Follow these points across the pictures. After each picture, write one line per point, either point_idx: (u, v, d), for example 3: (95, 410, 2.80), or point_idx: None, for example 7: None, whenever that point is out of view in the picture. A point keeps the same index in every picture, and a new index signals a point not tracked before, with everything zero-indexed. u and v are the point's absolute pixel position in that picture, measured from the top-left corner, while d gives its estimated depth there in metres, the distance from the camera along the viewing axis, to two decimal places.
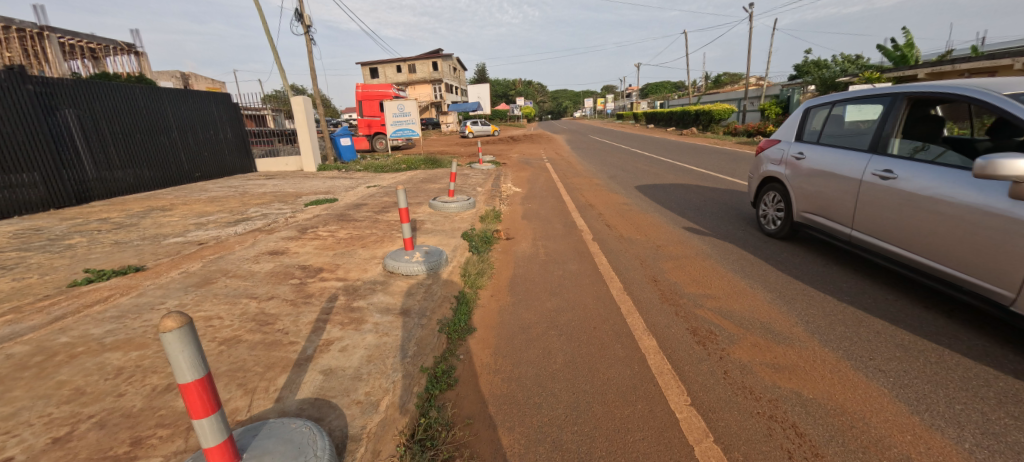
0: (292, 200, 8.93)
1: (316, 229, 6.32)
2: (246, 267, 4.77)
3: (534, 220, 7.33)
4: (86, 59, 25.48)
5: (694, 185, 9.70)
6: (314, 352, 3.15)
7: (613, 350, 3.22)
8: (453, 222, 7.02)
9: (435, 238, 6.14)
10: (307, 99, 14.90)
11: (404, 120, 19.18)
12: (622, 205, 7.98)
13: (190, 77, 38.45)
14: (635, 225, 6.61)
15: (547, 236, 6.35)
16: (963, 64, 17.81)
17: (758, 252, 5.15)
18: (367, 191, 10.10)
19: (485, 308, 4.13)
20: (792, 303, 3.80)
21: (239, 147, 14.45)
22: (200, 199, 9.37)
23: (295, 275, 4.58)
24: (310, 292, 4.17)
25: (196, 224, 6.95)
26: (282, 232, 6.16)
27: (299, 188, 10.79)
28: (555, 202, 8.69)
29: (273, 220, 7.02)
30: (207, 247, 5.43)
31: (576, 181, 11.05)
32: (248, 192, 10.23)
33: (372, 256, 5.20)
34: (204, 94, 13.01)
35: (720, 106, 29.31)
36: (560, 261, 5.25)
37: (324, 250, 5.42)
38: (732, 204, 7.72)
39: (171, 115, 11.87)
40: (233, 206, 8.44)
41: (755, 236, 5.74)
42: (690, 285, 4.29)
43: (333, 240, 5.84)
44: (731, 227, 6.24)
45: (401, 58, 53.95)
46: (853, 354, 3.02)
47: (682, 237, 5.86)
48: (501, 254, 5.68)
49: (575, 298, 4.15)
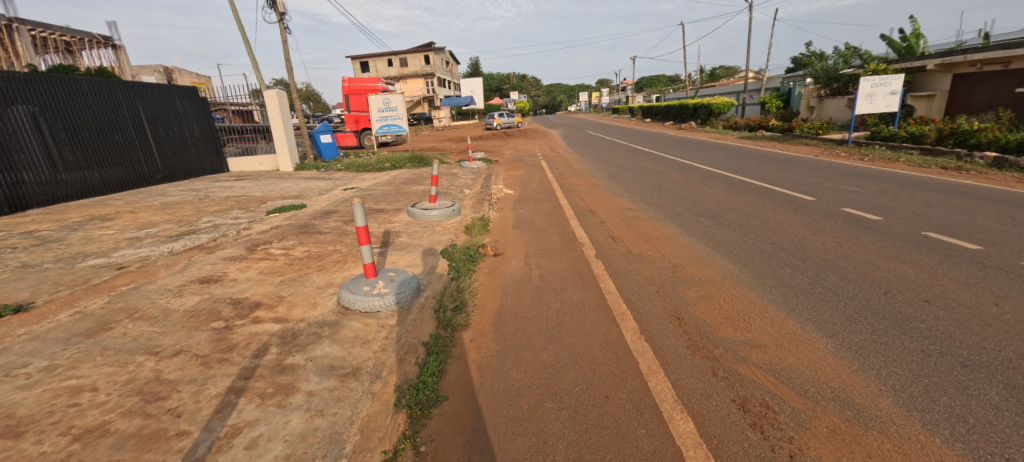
0: (255, 206, 7.93)
1: (268, 246, 5.33)
2: (161, 303, 3.77)
3: (527, 230, 6.38)
4: (60, 53, 24.21)
5: (703, 186, 8.79)
6: (207, 454, 2.18)
7: (636, 442, 2.29)
8: (433, 234, 6.06)
9: (408, 257, 5.16)
10: (282, 93, 13.78)
11: (390, 116, 18.10)
12: (627, 211, 7.04)
13: (174, 72, 37.10)
14: (644, 237, 5.68)
15: (541, 251, 5.39)
16: (975, 55, 17.05)
17: (798, 275, 4.24)
18: (342, 194, 9.10)
19: (462, 361, 3.17)
20: (865, 357, 2.88)
21: (207, 145, 13.32)
22: (153, 206, 8.34)
23: (221, 315, 3.59)
24: (233, 342, 3.19)
25: (130, 239, 5.94)
26: (226, 250, 5.18)
27: (268, 191, 9.75)
28: (550, 206, 7.75)
29: (222, 233, 6.02)
30: (126, 273, 4.44)
31: (574, 182, 10.06)
32: (209, 197, 9.20)
33: (327, 284, 4.20)
34: (166, 88, 11.86)
35: (719, 100, 28.37)
36: (558, 286, 4.32)
37: (270, 276, 4.42)
38: (751, 209, 6.81)
39: (126, 111, 10.71)
40: (185, 215, 7.41)
41: (789, 252, 4.82)
42: (725, 325, 3.38)
43: (286, 261, 4.85)
44: (757, 240, 5.33)
45: (392, 51, 52.51)
46: (981, 453, 2.11)
47: (702, 254, 4.93)
48: (487, 276, 4.72)
49: (580, 347, 3.21)
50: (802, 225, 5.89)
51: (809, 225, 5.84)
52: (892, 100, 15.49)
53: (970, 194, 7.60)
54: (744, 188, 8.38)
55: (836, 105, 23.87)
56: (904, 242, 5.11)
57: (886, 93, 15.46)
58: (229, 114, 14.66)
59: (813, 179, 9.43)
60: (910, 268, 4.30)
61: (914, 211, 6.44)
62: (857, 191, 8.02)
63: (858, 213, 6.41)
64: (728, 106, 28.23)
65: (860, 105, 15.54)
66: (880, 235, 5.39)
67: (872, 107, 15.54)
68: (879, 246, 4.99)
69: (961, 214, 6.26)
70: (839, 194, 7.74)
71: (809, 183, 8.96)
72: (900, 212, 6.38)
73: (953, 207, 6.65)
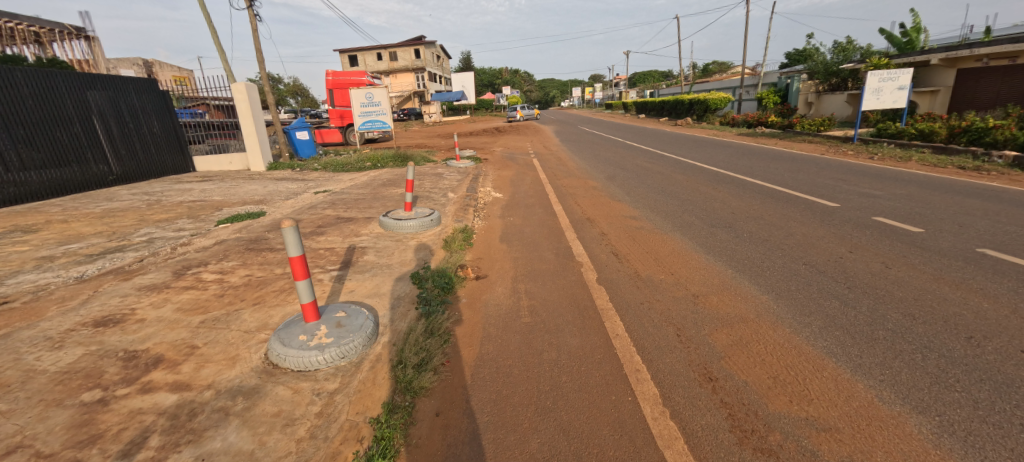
0: (208, 214, 6.97)
1: (201, 269, 4.40)
2: (27, 361, 2.85)
3: (517, 244, 5.51)
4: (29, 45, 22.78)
5: (711, 189, 7.98)
6: None
7: None
8: (406, 250, 5.16)
9: (371, 281, 4.26)
10: (252, 86, 12.71)
11: (374, 111, 17.05)
12: (630, 221, 6.19)
13: (154, 65, 35.71)
14: (653, 253, 4.83)
15: (532, 273, 4.50)
16: (982, 49, 16.27)
17: (851, 311, 3.41)
18: (311, 199, 8.15)
19: (421, 450, 2.29)
20: (987, 458, 2.05)
21: (170, 143, 12.20)
22: (92, 213, 7.34)
23: (101, 380, 2.68)
24: (102, 428, 2.29)
25: (43, 258, 4.98)
26: (149, 275, 4.25)
27: (230, 195, 8.74)
28: (543, 213, 6.89)
29: (153, 251, 5.07)
30: (4, 311, 3.50)
31: (568, 184, 9.17)
32: (162, 201, 8.22)
33: (257, 328, 3.28)
34: (120, 80, 10.79)
35: (715, 95, 27.54)
36: (552, 325, 3.45)
37: (188, 315, 3.48)
38: (771, 218, 5.99)
39: (71, 106, 9.65)
40: (124, 225, 6.45)
41: (830, 277, 4.00)
42: (776, 392, 2.54)
43: (216, 291, 3.94)
44: (787, 258, 4.51)
45: (381, 45, 51.12)
46: None
47: (725, 279, 4.09)
48: (465, 307, 3.84)
49: (585, 430, 2.34)
50: (832, 238, 5.10)
51: (843, 239, 5.03)
52: (900, 95, 14.77)
53: (1006, 200, 6.85)
54: (756, 191, 7.60)
55: (835, 101, 23.25)
56: (963, 263, 4.30)
57: (894, 89, 14.75)
58: (209, 109, 13.68)
59: (829, 181, 8.66)
60: (989, 302, 3.48)
61: (956, 221, 5.67)
62: (881, 196, 7.26)
63: (892, 222, 5.62)
64: (725, 102, 27.44)
65: (867, 100, 14.78)
66: (932, 253, 4.57)
67: (879, 103, 14.80)
68: (933, 267, 4.19)
69: (1011, 225, 5.49)
70: (863, 199, 6.97)
71: (825, 185, 8.19)
72: (940, 222, 5.60)
73: (996, 215, 5.90)
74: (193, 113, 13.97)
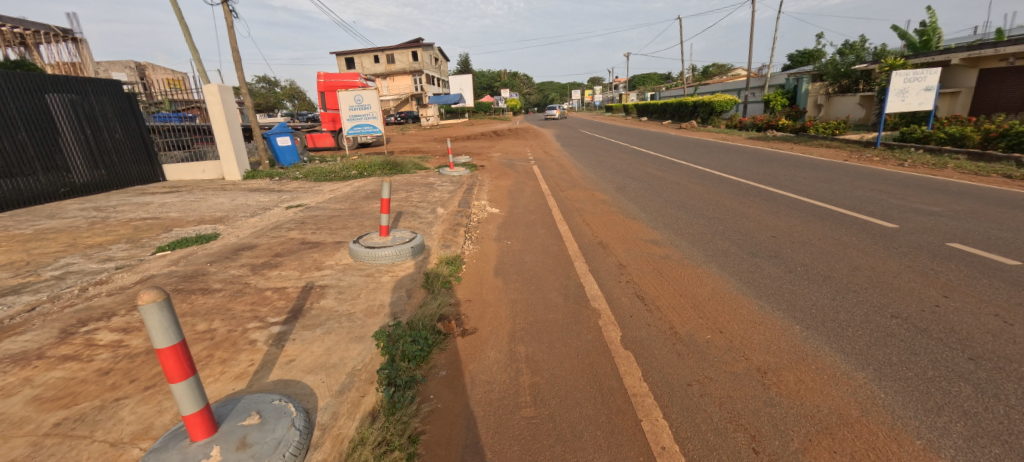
0: (153, 237, 5.90)
1: (97, 325, 3.33)
2: None
3: (515, 279, 4.45)
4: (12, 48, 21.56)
5: (740, 204, 6.94)
6: None
7: None
8: (376, 290, 4.10)
9: (320, 343, 3.18)
10: (226, 88, 11.70)
11: (362, 115, 15.99)
12: (650, 247, 5.14)
13: (145, 69, 34.78)
14: (690, 298, 3.77)
15: (535, 328, 3.44)
16: (1007, 48, 15.14)
17: (999, 405, 2.35)
18: (279, 216, 7.09)
19: None
20: None
21: (136, 151, 11.12)
22: (21, 235, 6.28)
23: None
24: None
25: None
26: (24, 337, 3.19)
27: (189, 211, 7.68)
28: (546, 236, 5.84)
29: (54, 294, 3.99)
30: None
31: (573, 197, 8.13)
32: (108, 219, 7.15)
33: (133, 438, 2.22)
34: (79, 81, 9.72)
35: (721, 97, 26.52)
36: (565, 424, 2.39)
37: (41, 412, 2.42)
38: (823, 244, 4.95)
39: (16, 110, 8.57)
40: (43, 253, 5.35)
41: (941, 342, 2.94)
42: None
43: (104, 362, 2.87)
44: (867, 307, 3.46)
45: (378, 48, 50.11)
46: None
47: (796, 342, 3.03)
48: (444, 389, 2.76)
49: None
50: (913, 275, 4.03)
51: (926, 276, 3.98)
52: (926, 96, 13.79)
53: None
54: (792, 207, 6.58)
55: (847, 103, 22.30)
56: None
57: (920, 90, 13.75)
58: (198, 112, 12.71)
59: (869, 193, 7.63)
60: None
61: None
62: (940, 212, 6.22)
63: (978, 252, 4.55)
64: (732, 104, 26.43)
65: (891, 102, 13.77)
66: None
67: (905, 105, 13.77)
68: None
69: None
70: (921, 218, 5.93)
71: (867, 198, 7.16)
72: None
73: None
74: (182, 117, 12.95)
